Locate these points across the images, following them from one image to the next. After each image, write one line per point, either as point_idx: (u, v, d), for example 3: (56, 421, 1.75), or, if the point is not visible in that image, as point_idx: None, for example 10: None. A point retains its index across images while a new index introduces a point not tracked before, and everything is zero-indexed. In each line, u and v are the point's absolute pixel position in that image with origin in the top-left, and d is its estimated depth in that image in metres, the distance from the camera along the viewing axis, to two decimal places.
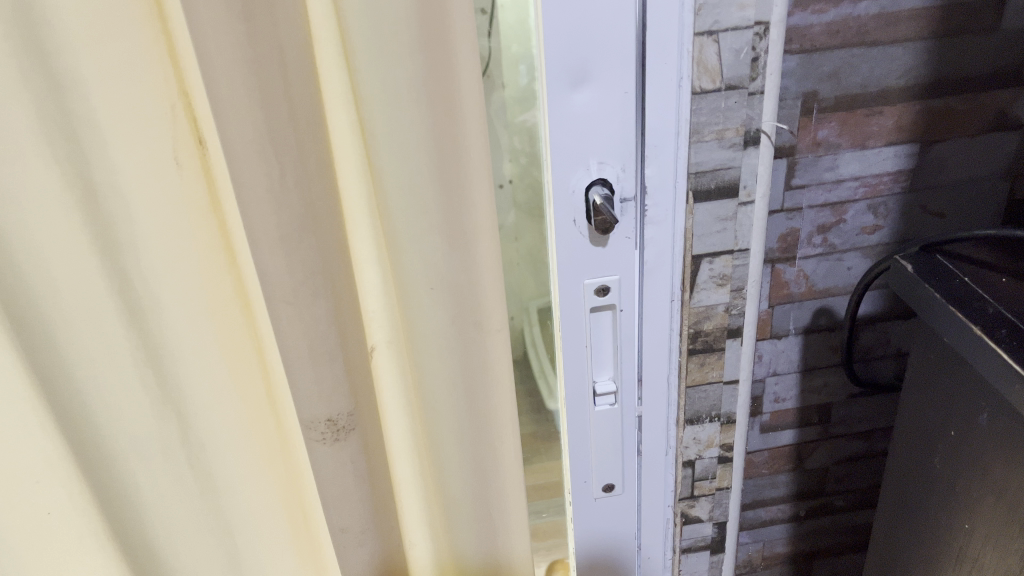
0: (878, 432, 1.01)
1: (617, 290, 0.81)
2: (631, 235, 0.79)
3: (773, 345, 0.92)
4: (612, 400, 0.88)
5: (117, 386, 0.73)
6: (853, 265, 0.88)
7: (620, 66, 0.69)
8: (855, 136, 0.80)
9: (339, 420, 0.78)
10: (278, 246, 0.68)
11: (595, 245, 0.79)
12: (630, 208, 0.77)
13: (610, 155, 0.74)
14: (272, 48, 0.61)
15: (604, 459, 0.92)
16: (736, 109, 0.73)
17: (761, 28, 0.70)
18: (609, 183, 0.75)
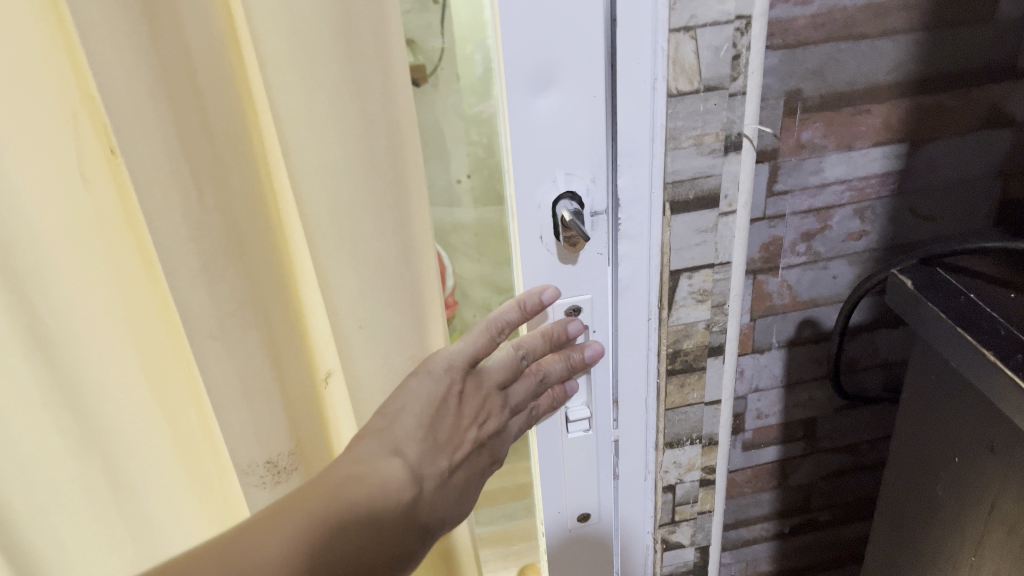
0: (864, 445, 0.95)
1: (589, 310, 0.75)
2: (604, 250, 0.72)
3: (755, 360, 0.86)
4: (586, 425, 0.82)
5: (37, 407, 0.68)
6: (839, 274, 0.82)
7: (588, 66, 0.63)
8: (841, 136, 0.73)
9: (279, 462, 0.71)
10: (192, 277, 0.59)
11: (564, 263, 0.72)
12: (601, 222, 0.70)
13: (579, 165, 0.67)
14: (173, 55, 0.53)
15: (577, 489, 0.86)
16: (716, 112, 0.66)
17: (742, 23, 0.63)
18: (578, 197, 0.68)
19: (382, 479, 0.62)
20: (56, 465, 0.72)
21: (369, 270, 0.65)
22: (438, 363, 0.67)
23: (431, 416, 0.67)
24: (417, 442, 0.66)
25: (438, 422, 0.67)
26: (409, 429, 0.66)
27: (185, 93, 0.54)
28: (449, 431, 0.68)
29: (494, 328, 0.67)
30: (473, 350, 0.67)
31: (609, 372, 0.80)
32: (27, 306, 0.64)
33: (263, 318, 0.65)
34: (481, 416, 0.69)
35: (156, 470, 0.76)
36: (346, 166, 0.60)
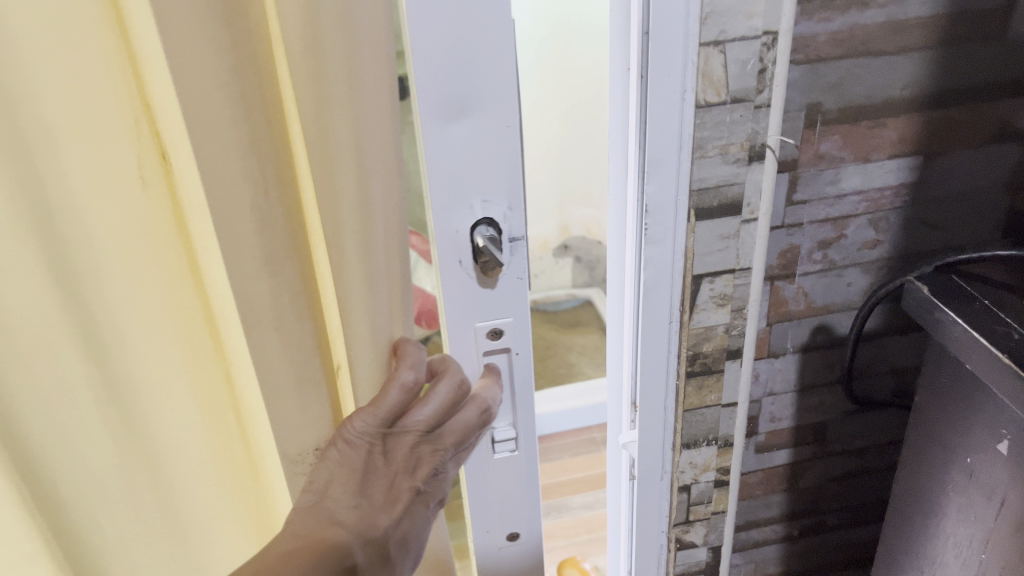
0: (872, 449, 0.98)
1: (510, 330, 0.80)
2: (522, 276, 0.77)
3: (770, 363, 0.88)
4: (511, 446, 0.87)
5: (89, 404, 0.70)
6: (852, 281, 0.85)
7: (503, 101, 0.67)
8: (858, 148, 0.76)
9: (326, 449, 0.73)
10: (247, 270, 0.61)
11: (482, 285, 0.77)
12: (520, 247, 0.75)
13: (497, 195, 0.72)
14: (247, 55, 0.56)
15: (506, 497, 0.91)
16: (741, 122, 0.69)
17: (769, 39, 0.66)
18: (495, 223, 0.73)
19: (334, 544, 0.59)
20: (103, 466, 0.73)
21: (389, 272, 0.67)
22: (356, 432, 0.65)
23: (362, 479, 0.65)
24: (352, 510, 0.63)
25: (369, 480, 0.65)
26: (344, 498, 0.64)
27: (256, 93, 0.58)
28: (385, 487, 0.66)
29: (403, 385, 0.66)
30: (388, 412, 0.65)
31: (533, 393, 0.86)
32: (80, 304, 0.66)
33: (313, 313, 0.68)
34: (413, 464, 0.67)
35: (192, 465, 0.78)
36: (382, 165, 0.62)
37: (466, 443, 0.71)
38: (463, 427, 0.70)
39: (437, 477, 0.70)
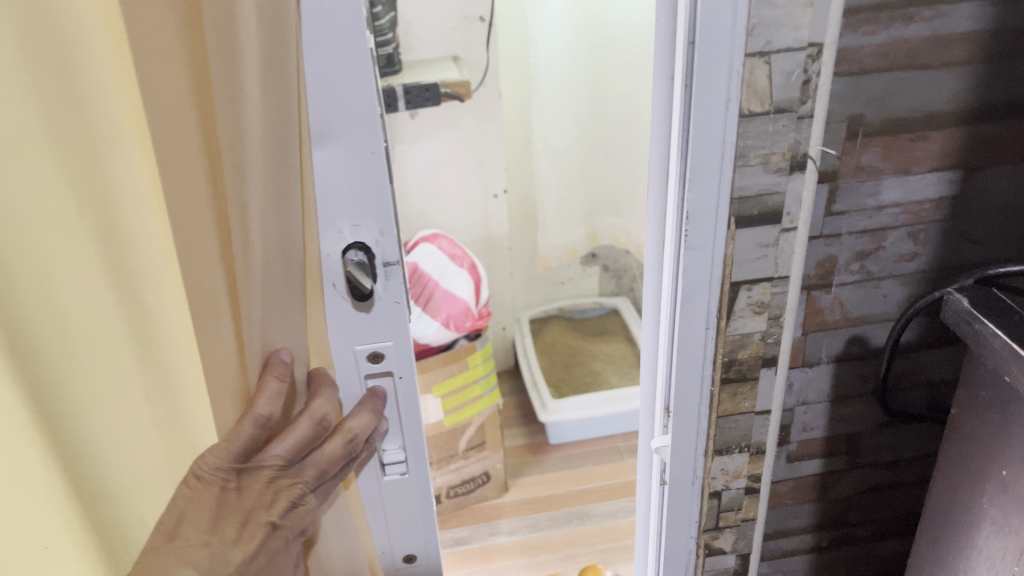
0: (904, 462, 0.98)
1: (391, 355, 0.77)
2: (400, 300, 0.74)
3: (804, 373, 0.89)
4: (402, 469, 0.85)
5: (138, 403, 0.70)
6: (889, 293, 0.85)
7: (366, 126, 0.65)
8: (899, 160, 0.77)
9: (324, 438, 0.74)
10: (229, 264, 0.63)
11: (358, 310, 0.74)
12: (397, 272, 0.72)
13: (365, 218, 0.70)
14: None
15: (400, 518, 0.90)
16: (784, 133, 0.70)
17: (814, 50, 0.67)
18: (366, 247, 0.71)
19: None
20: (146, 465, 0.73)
21: (266, 290, 0.68)
22: (208, 468, 0.68)
23: (213, 515, 0.69)
24: (203, 548, 0.68)
25: (223, 515, 0.69)
26: (199, 531, 0.69)
27: None
28: (237, 522, 0.70)
29: (256, 423, 0.69)
30: (240, 447, 0.68)
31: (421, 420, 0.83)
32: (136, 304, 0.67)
33: None
34: (269, 497, 0.71)
35: None
36: (265, 175, 0.63)
37: (329, 472, 0.75)
38: (329, 458, 0.74)
39: (297, 508, 0.72)
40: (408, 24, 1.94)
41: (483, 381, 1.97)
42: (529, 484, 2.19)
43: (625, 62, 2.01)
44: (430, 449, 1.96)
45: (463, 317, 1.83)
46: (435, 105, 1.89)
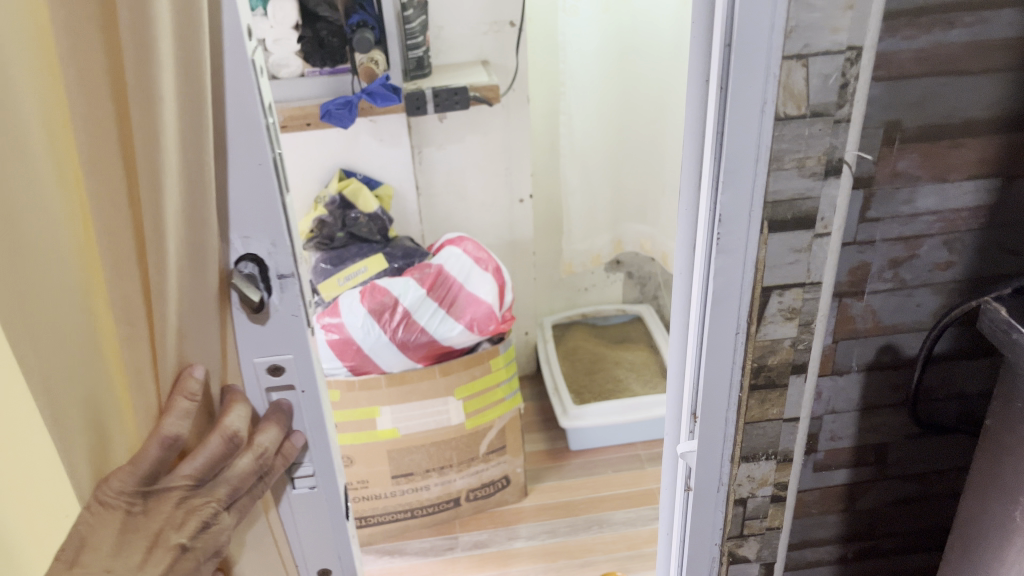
0: (933, 475, 0.96)
1: (292, 368, 0.80)
2: (298, 312, 0.77)
3: (834, 381, 0.88)
4: (312, 482, 0.88)
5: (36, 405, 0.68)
6: (922, 302, 0.84)
7: (252, 138, 0.69)
8: (935, 168, 0.76)
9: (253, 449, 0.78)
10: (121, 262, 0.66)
11: (256, 322, 0.77)
12: (291, 284, 0.76)
13: (258, 231, 0.73)
14: None
15: (314, 538, 0.92)
16: (820, 137, 0.70)
17: (853, 54, 0.67)
18: (258, 259, 0.74)
19: None
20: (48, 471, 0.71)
21: (181, 306, 0.71)
22: (112, 493, 0.69)
23: (120, 536, 0.70)
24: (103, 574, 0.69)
25: (127, 539, 0.70)
26: (104, 555, 0.70)
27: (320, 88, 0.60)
28: (145, 543, 0.71)
29: (164, 441, 0.71)
30: (146, 470, 0.70)
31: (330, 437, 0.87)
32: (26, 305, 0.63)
33: None
34: (180, 518, 0.72)
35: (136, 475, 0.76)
36: (181, 191, 0.67)
37: (240, 488, 0.77)
38: (242, 472, 0.77)
39: (210, 529, 0.74)
40: (439, 27, 1.95)
41: (505, 384, 1.96)
42: (548, 489, 2.19)
43: (653, 65, 2.01)
44: (450, 451, 1.96)
45: (486, 320, 1.84)
46: (464, 108, 1.87)
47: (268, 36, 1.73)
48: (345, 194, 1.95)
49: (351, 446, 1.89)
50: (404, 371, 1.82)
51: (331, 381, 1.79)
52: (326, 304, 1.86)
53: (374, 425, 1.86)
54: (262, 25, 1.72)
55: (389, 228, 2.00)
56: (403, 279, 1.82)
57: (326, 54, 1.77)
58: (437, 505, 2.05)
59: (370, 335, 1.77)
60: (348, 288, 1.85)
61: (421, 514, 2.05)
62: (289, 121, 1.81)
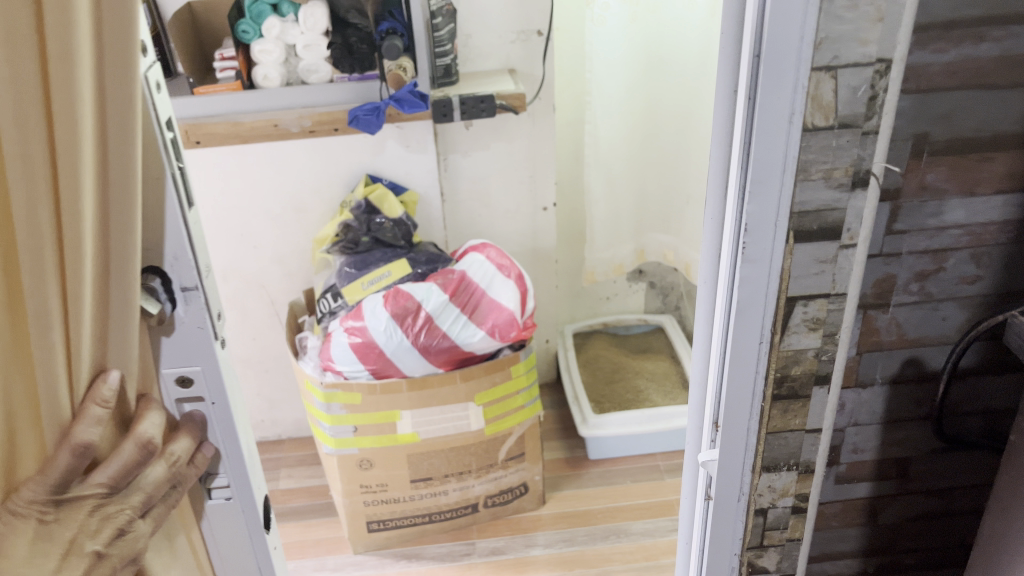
0: (957, 491, 0.95)
1: (201, 378, 0.82)
2: (203, 324, 0.79)
3: (857, 394, 0.88)
4: (227, 493, 0.90)
5: None
6: (948, 316, 0.83)
7: (149, 154, 0.72)
8: (964, 181, 0.76)
9: (166, 458, 0.80)
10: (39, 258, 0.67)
11: (164, 333, 0.80)
12: (195, 297, 0.78)
13: (160, 246, 0.75)
14: None
15: (229, 549, 0.94)
16: (847, 148, 0.71)
17: (882, 66, 0.68)
18: (161, 273, 0.76)
19: None
20: None
21: (94, 315, 0.72)
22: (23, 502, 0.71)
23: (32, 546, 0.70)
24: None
25: (41, 549, 0.71)
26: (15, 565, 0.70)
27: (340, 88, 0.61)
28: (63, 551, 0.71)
29: (78, 449, 0.71)
30: (58, 476, 0.71)
31: (244, 450, 0.89)
32: None
33: None
34: (95, 525, 0.73)
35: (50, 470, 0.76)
36: (98, 191, 0.68)
37: (155, 497, 0.78)
38: (158, 480, 0.78)
39: (127, 536, 0.75)
40: (467, 36, 1.97)
41: (525, 392, 1.97)
42: (566, 498, 2.19)
43: (678, 62, 2.01)
44: (469, 457, 1.97)
45: (507, 326, 1.83)
46: (490, 116, 1.89)
47: (299, 41, 1.77)
48: (371, 199, 1.96)
49: (371, 450, 1.90)
50: (425, 375, 1.82)
51: (352, 384, 1.80)
52: (350, 307, 1.88)
53: (395, 429, 1.88)
54: (293, 31, 1.75)
55: (413, 233, 2.01)
56: (426, 284, 1.82)
57: (356, 60, 1.81)
58: (455, 510, 2.06)
59: (392, 339, 1.78)
60: (371, 292, 1.87)
61: (438, 519, 2.06)
62: (318, 125, 1.85)
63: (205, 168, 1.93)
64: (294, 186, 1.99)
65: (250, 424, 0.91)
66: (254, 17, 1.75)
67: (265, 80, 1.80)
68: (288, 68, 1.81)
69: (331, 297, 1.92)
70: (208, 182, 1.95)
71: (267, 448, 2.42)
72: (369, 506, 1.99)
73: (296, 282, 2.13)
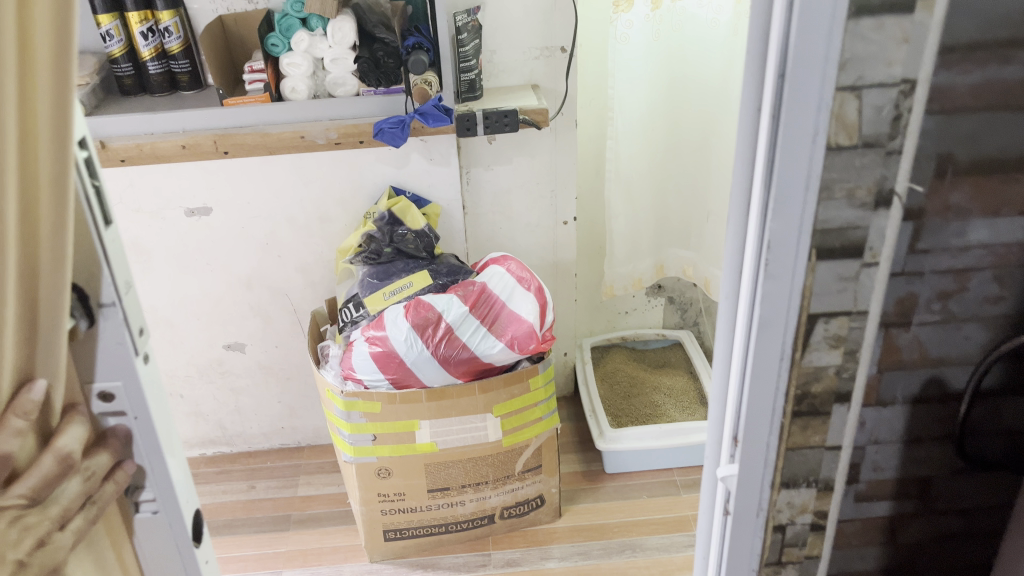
0: (978, 511, 0.95)
1: (123, 394, 0.81)
2: (122, 340, 0.78)
3: (877, 412, 0.87)
4: (154, 509, 0.88)
5: None
6: (971, 335, 0.83)
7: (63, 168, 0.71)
8: (987, 202, 0.76)
9: (88, 471, 0.79)
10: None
11: (82, 347, 0.78)
12: (114, 312, 0.77)
13: (77, 264, 0.74)
14: None
15: (158, 565, 0.92)
16: (871, 167, 0.72)
17: (907, 87, 0.69)
18: (79, 287, 0.75)
19: None
20: None
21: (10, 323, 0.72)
22: None
23: None
24: None
25: None
26: None
27: None
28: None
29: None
30: None
31: (171, 465, 0.87)
32: None
33: None
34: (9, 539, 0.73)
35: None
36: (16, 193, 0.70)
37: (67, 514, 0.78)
38: (75, 493, 0.78)
39: (46, 547, 0.76)
40: (491, 52, 1.99)
41: (543, 404, 1.97)
42: (583, 511, 2.19)
43: (702, 83, 2.03)
44: (486, 468, 1.98)
45: (527, 339, 1.84)
46: (513, 130, 1.90)
47: (328, 55, 1.81)
48: (395, 211, 1.98)
49: (389, 458, 1.92)
50: (444, 386, 1.84)
51: (373, 392, 1.82)
52: (372, 317, 1.89)
53: (414, 438, 1.89)
54: (321, 45, 1.79)
55: (435, 245, 2.03)
56: (447, 296, 1.84)
57: (382, 75, 1.83)
58: (471, 521, 2.07)
59: (412, 349, 1.79)
60: (393, 302, 1.88)
61: (454, 529, 2.07)
62: (344, 138, 1.86)
63: (231, 177, 1.96)
64: (316, 197, 2.01)
65: (179, 437, 0.89)
66: (284, 31, 1.81)
67: (293, 93, 1.84)
68: (316, 81, 1.85)
69: (353, 306, 1.93)
70: (234, 191, 1.98)
71: (284, 455, 2.44)
72: (386, 514, 2.01)
73: (317, 292, 2.16)
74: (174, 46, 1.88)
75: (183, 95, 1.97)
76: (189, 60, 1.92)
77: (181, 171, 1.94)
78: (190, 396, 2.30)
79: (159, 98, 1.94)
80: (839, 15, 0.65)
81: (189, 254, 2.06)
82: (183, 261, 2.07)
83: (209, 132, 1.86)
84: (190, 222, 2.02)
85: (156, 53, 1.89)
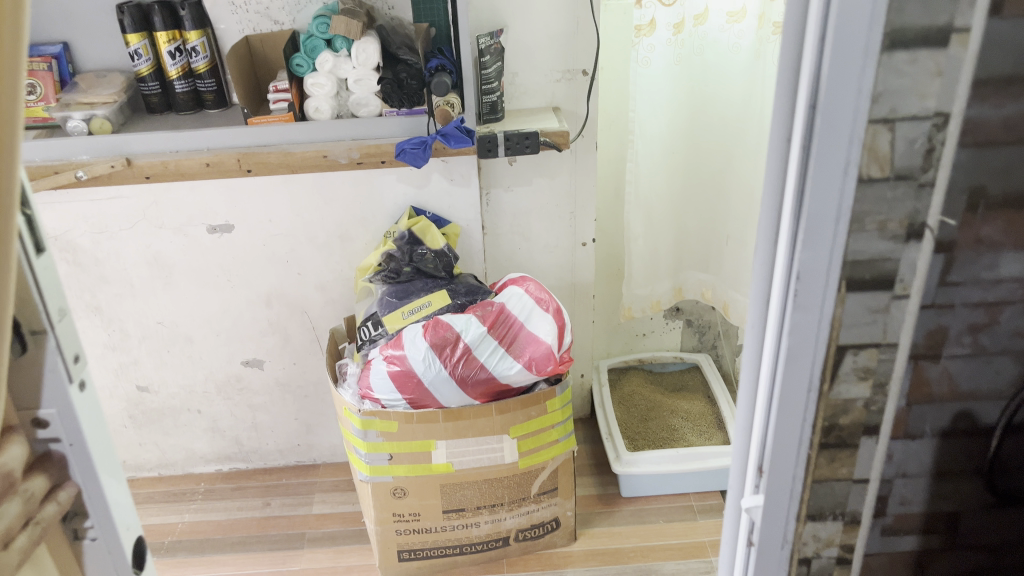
0: (1007, 549, 0.93)
1: (59, 422, 0.69)
2: (55, 368, 0.68)
3: (905, 445, 0.86)
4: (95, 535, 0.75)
5: None
6: (1002, 369, 0.82)
7: None
8: (1020, 235, 0.75)
9: (39, 497, 0.69)
10: None
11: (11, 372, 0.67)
12: (47, 338, 0.67)
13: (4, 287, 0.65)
14: None
15: None
16: (902, 200, 0.72)
17: (940, 120, 0.68)
18: None
19: None
20: None
21: None
22: None
23: None
24: None
25: None
26: None
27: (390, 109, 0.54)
28: None
29: None
30: None
31: (108, 485, 0.74)
32: None
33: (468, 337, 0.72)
34: None
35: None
36: None
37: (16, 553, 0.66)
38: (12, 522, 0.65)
39: None
40: (513, 74, 2.00)
41: (560, 426, 1.96)
42: (599, 535, 2.17)
43: (723, 108, 2.03)
44: (502, 490, 1.97)
45: (545, 360, 1.83)
46: (534, 152, 1.89)
47: (351, 76, 1.82)
48: (414, 230, 1.99)
49: (405, 478, 1.91)
50: (461, 406, 1.83)
51: (390, 412, 1.82)
52: (390, 336, 1.89)
53: (430, 458, 1.89)
54: (345, 66, 1.81)
55: (454, 265, 2.04)
56: (466, 315, 1.83)
57: (404, 95, 1.85)
58: (486, 543, 2.05)
59: (431, 368, 1.79)
60: (411, 321, 1.89)
61: (469, 551, 2.05)
62: (366, 158, 1.88)
63: (253, 195, 1.98)
64: (338, 216, 2.02)
65: (118, 457, 0.76)
66: (308, 51, 1.83)
67: (316, 113, 1.87)
68: (339, 101, 1.88)
69: (371, 325, 1.93)
70: (256, 209, 2.00)
71: (301, 472, 2.44)
72: (401, 534, 2.00)
73: (337, 310, 2.16)
74: (200, 65, 1.91)
75: (209, 113, 1.99)
76: (216, 79, 1.95)
77: (204, 188, 1.96)
78: (208, 412, 2.31)
79: (185, 117, 1.97)
80: (871, 49, 0.65)
81: (210, 270, 2.08)
82: (204, 277, 2.09)
83: (233, 150, 1.88)
84: (212, 239, 2.03)
85: (183, 72, 1.93)
